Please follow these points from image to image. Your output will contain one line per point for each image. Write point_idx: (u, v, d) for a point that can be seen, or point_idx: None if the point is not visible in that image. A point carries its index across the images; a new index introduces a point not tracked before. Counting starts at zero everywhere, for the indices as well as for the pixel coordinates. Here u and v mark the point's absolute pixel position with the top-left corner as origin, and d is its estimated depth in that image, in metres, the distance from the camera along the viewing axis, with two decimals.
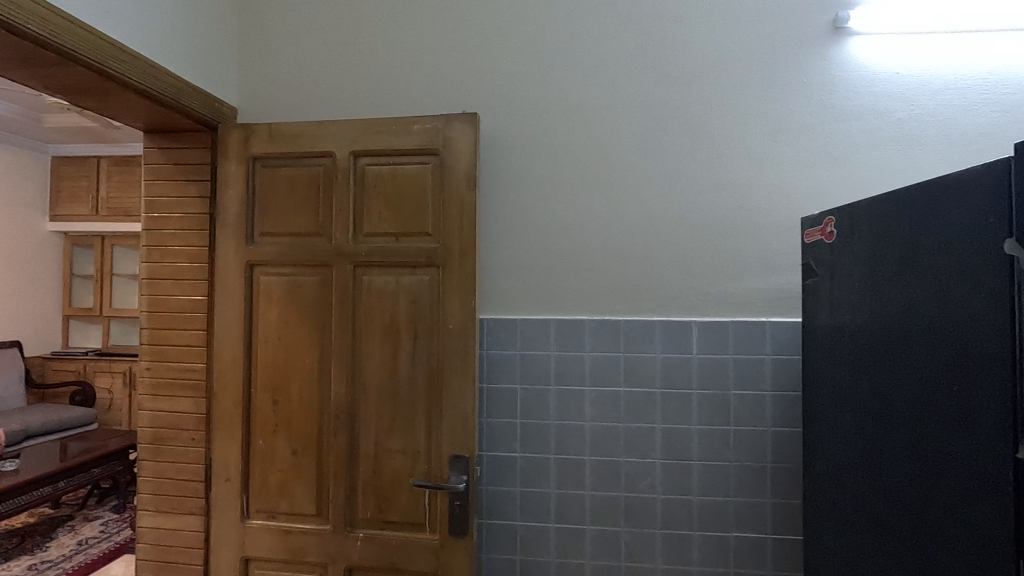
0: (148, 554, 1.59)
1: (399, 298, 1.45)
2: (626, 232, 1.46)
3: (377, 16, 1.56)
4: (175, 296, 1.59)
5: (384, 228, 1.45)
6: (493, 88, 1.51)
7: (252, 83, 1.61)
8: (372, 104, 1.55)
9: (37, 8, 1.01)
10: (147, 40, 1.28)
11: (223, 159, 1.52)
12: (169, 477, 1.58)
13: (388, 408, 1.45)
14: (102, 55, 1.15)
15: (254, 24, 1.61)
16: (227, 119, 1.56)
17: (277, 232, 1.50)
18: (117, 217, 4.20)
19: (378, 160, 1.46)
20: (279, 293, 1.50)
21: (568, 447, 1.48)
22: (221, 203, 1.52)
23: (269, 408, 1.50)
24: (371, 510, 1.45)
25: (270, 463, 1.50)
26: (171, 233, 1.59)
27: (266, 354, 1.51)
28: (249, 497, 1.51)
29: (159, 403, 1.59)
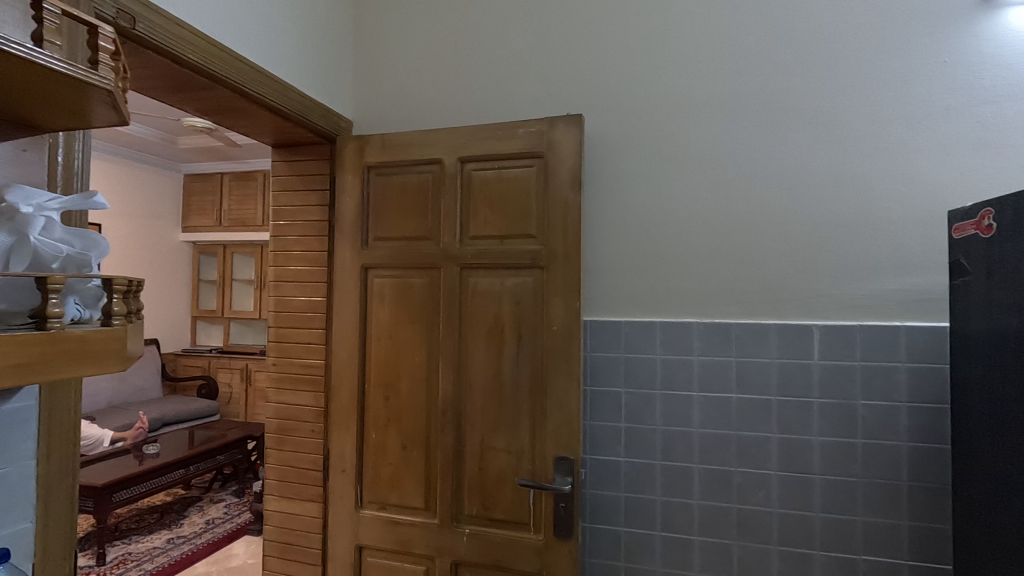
0: (273, 535, 1.73)
1: (503, 300, 1.47)
2: (737, 231, 1.40)
3: (482, 26, 1.61)
4: (298, 297, 1.72)
5: (489, 231, 1.49)
6: (596, 90, 1.51)
7: (366, 97, 1.71)
8: (477, 111, 1.60)
9: (192, 38, 1.13)
10: (279, 63, 1.41)
11: (341, 170, 1.63)
12: (292, 466, 1.71)
13: (493, 408, 1.48)
14: (244, 77, 1.28)
15: (368, 42, 1.72)
16: (343, 132, 1.67)
17: (389, 236, 1.59)
18: (237, 228, 4.62)
19: (483, 165, 1.50)
20: (390, 294, 1.58)
21: (675, 453, 1.43)
22: (339, 210, 1.63)
23: (381, 403, 1.58)
24: (476, 506, 1.48)
25: (382, 456, 1.58)
26: (295, 239, 1.73)
27: (378, 352, 1.59)
28: (363, 489, 1.60)
29: (283, 396, 1.73)
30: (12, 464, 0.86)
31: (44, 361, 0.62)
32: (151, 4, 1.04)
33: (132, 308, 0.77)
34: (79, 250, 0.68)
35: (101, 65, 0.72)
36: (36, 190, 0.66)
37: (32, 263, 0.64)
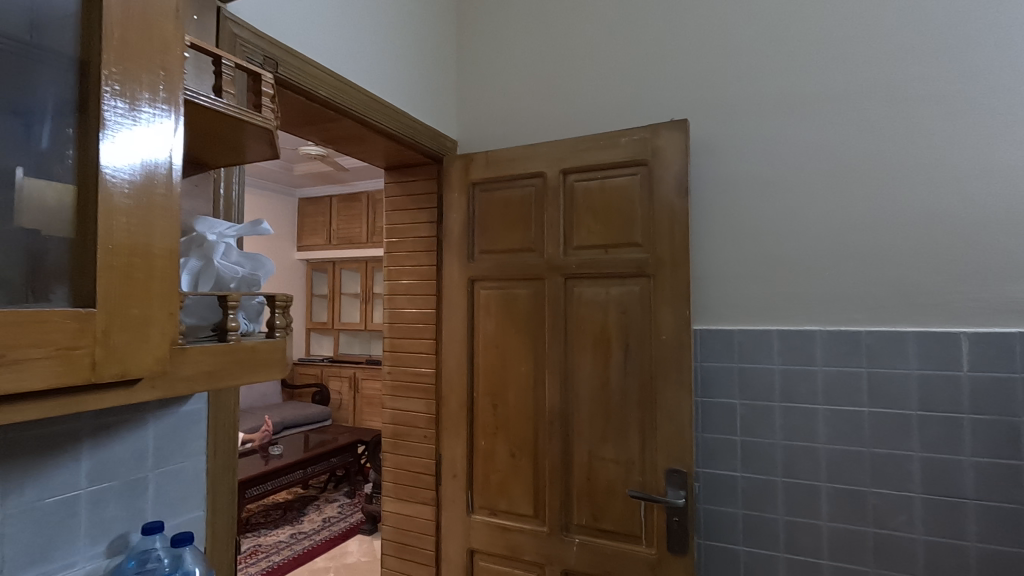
0: (390, 535, 1.83)
1: (609, 309, 1.47)
2: (863, 232, 1.31)
3: (582, 39, 1.63)
4: (410, 309, 1.83)
5: (593, 241, 1.49)
6: (702, 94, 1.48)
7: (470, 117, 1.79)
8: (577, 123, 1.63)
9: (322, 76, 1.24)
10: (393, 92, 1.51)
11: (448, 188, 1.71)
12: (406, 469, 1.80)
13: (601, 417, 1.47)
14: (364, 107, 1.38)
15: (470, 65, 1.80)
16: (449, 151, 1.76)
17: (493, 249, 1.64)
18: (344, 246, 4.97)
19: (586, 175, 1.51)
20: (496, 305, 1.63)
21: (798, 470, 1.34)
22: (446, 226, 1.71)
23: (489, 411, 1.63)
24: (586, 516, 1.48)
25: (491, 463, 1.62)
26: (406, 254, 1.84)
27: (486, 361, 1.64)
28: (473, 494, 1.65)
29: (398, 403, 1.84)
30: (189, 458, 0.99)
31: (227, 369, 0.71)
32: (291, 49, 1.16)
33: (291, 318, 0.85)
34: (250, 271, 0.77)
35: (264, 108, 0.82)
36: (218, 220, 0.75)
37: (217, 284, 0.73)
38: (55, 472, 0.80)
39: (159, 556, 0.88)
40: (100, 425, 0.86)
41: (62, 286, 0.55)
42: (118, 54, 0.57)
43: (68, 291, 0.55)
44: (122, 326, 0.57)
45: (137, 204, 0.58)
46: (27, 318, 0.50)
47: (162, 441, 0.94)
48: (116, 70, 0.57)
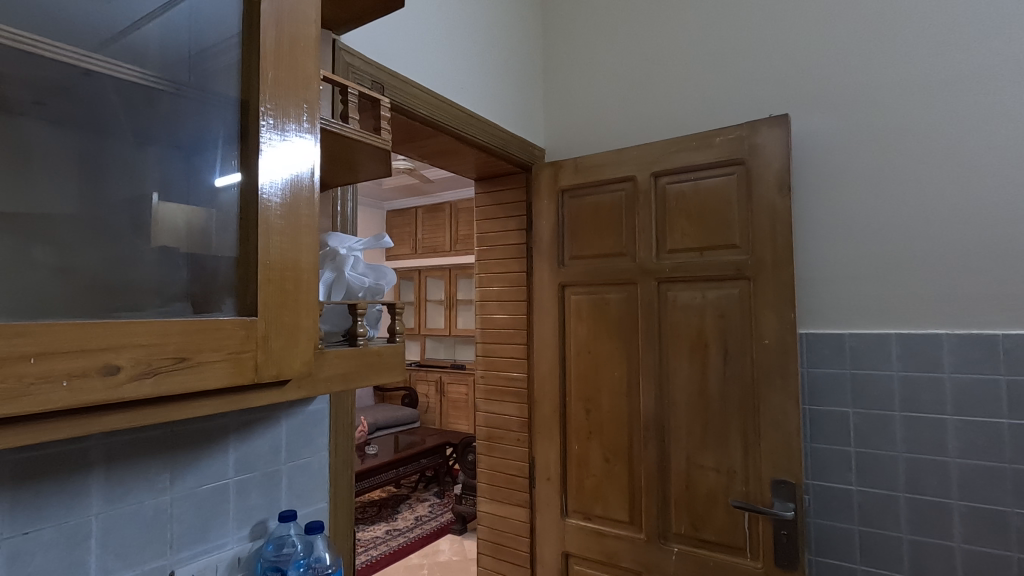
0: (487, 534, 1.89)
1: (706, 312, 1.44)
2: (997, 225, 1.19)
3: (671, 41, 1.62)
4: (501, 315, 1.89)
5: (688, 243, 1.46)
6: (803, 88, 1.43)
7: (557, 126, 1.82)
8: (668, 125, 1.61)
9: (424, 96, 1.31)
10: (485, 106, 1.57)
11: (538, 196, 1.75)
12: (501, 471, 1.86)
13: (699, 424, 1.43)
14: (459, 122, 1.44)
15: (557, 74, 1.83)
16: (538, 160, 1.80)
17: (584, 254, 1.65)
18: (429, 255, 5.17)
19: (678, 178, 1.49)
20: (587, 310, 1.63)
21: (924, 486, 1.24)
22: (536, 233, 1.75)
23: (582, 415, 1.64)
24: (685, 525, 1.44)
25: (585, 467, 1.62)
26: (496, 261, 1.90)
27: (578, 366, 1.65)
28: (568, 498, 1.66)
29: (491, 406, 1.90)
30: (315, 454, 1.08)
31: (357, 371, 0.77)
32: (396, 73, 1.24)
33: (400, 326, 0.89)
34: (374, 281, 0.83)
35: (383, 130, 0.88)
36: (346, 235, 0.83)
37: (348, 294, 0.81)
38: (209, 462, 0.91)
39: (293, 542, 0.98)
40: (244, 422, 0.96)
41: (229, 299, 0.63)
42: (272, 92, 0.65)
43: (234, 302, 0.63)
44: (277, 333, 0.64)
45: (287, 224, 0.66)
46: (205, 327, 0.57)
47: (292, 436, 1.04)
48: (270, 106, 0.64)
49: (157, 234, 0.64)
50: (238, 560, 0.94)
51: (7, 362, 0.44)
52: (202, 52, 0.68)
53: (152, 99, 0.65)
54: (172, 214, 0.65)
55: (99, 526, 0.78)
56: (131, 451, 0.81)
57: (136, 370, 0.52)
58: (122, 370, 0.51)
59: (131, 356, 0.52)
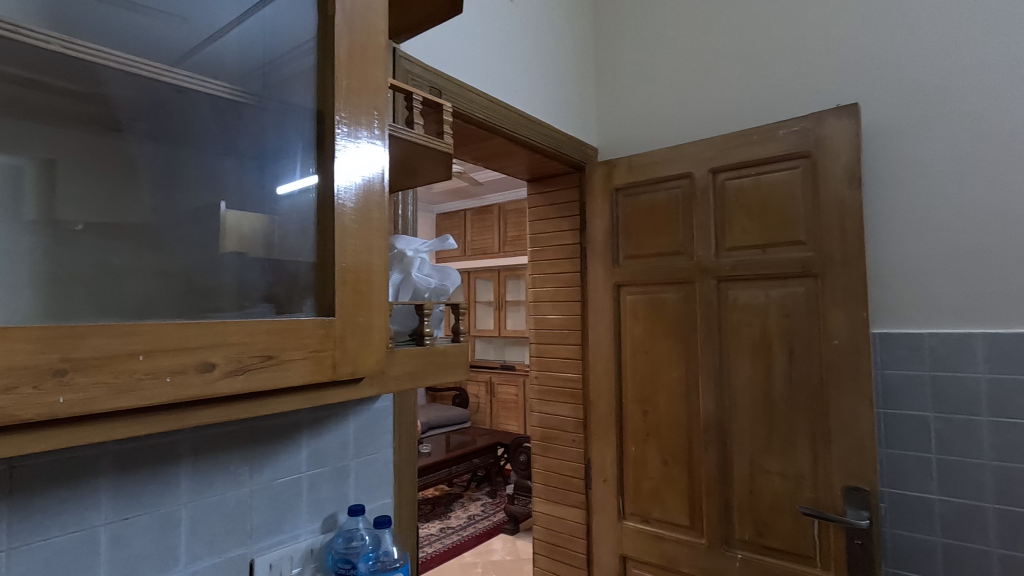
0: (542, 535, 1.90)
1: (769, 312, 1.39)
2: None
3: (729, 34, 1.58)
4: (555, 316, 1.90)
5: (749, 240, 1.42)
6: (873, 76, 1.36)
7: (610, 124, 1.81)
8: (727, 120, 1.57)
9: (479, 100, 1.33)
10: (538, 107, 1.57)
11: (591, 195, 1.74)
12: (556, 472, 1.87)
13: (764, 428, 1.38)
14: (513, 124, 1.45)
15: (610, 72, 1.82)
16: (590, 159, 1.79)
17: (639, 254, 1.63)
18: (478, 257, 5.22)
19: (738, 173, 1.45)
20: (643, 310, 1.61)
21: (1016, 497, 1.16)
22: (590, 233, 1.74)
23: (639, 417, 1.61)
24: (750, 531, 1.39)
25: (643, 469, 1.60)
26: (549, 262, 1.92)
27: (634, 367, 1.63)
28: (625, 500, 1.64)
29: (546, 406, 1.92)
30: (380, 451, 1.11)
31: (425, 370, 0.79)
32: (453, 78, 1.26)
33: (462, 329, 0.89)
34: (439, 282, 0.85)
35: (445, 135, 0.90)
36: (413, 238, 0.86)
37: (415, 296, 0.83)
38: (283, 456, 0.95)
39: (361, 535, 1.01)
40: (315, 418, 1.00)
41: (308, 299, 0.66)
42: (346, 101, 0.67)
43: (312, 302, 0.66)
44: (352, 333, 0.66)
45: (360, 227, 0.68)
46: (288, 326, 0.60)
47: (359, 433, 1.07)
48: (344, 114, 0.67)
49: (226, 241, 0.67)
50: (311, 551, 0.98)
51: (119, 358, 0.48)
52: (276, 67, 0.72)
53: (240, 111, 0.70)
54: (238, 222, 0.69)
55: (187, 514, 0.83)
56: (214, 445, 0.86)
57: (229, 367, 0.55)
58: (217, 367, 0.54)
59: (224, 353, 0.55)
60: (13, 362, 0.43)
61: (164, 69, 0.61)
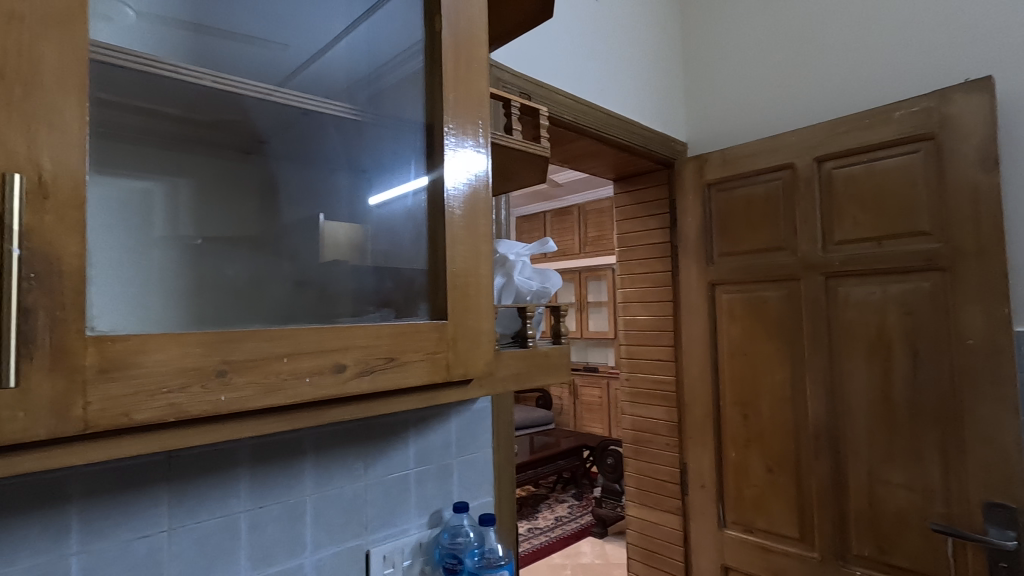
0: (636, 540, 1.86)
1: (887, 309, 1.28)
2: None
3: (831, 14, 1.48)
4: (645, 317, 1.88)
5: (861, 233, 1.32)
6: (1008, 45, 1.22)
7: (699, 118, 1.75)
8: (831, 105, 1.48)
9: (568, 102, 1.34)
10: (626, 105, 1.55)
11: (682, 192, 1.69)
12: (650, 476, 1.83)
13: (884, 435, 1.27)
14: (601, 124, 1.44)
15: (698, 63, 1.76)
16: (680, 155, 1.74)
17: (736, 251, 1.56)
18: (559, 258, 5.21)
19: (847, 161, 1.35)
20: (742, 309, 1.54)
21: None
22: (682, 231, 1.69)
23: (739, 422, 1.54)
24: (870, 547, 1.29)
25: (745, 476, 1.52)
26: (637, 262, 1.90)
27: (732, 369, 1.56)
28: (725, 508, 1.57)
29: (638, 409, 1.89)
30: (481, 450, 1.14)
31: (529, 371, 0.80)
32: (542, 83, 1.27)
33: (562, 331, 0.89)
34: (541, 284, 0.86)
35: (542, 139, 0.91)
36: (514, 241, 0.88)
37: (517, 299, 0.84)
38: (393, 453, 1.00)
39: (466, 531, 1.04)
40: (421, 418, 1.04)
41: (423, 303, 0.69)
42: (452, 112, 0.70)
43: (426, 306, 0.69)
44: (464, 336, 0.69)
45: (468, 234, 0.70)
46: (407, 329, 0.64)
47: (461, 432, 1.11)
48: (453, 125, 0.70)
49: (325, 252, 0.70)
50: (420, 545, 1.03)
51: (267, 360, 0.53)
52: (386, 84, 0.76)
53: (359, 129, 0.75)
54: (334, 233, 0.72)
55: (312, 505, 0.90)
56: (332, 441, 0.92)
57: (357, 368, 0.59)
58: (348, 368, 0.58)
59: (354, 356, 0.59)
60: (184, 364, 0.48)
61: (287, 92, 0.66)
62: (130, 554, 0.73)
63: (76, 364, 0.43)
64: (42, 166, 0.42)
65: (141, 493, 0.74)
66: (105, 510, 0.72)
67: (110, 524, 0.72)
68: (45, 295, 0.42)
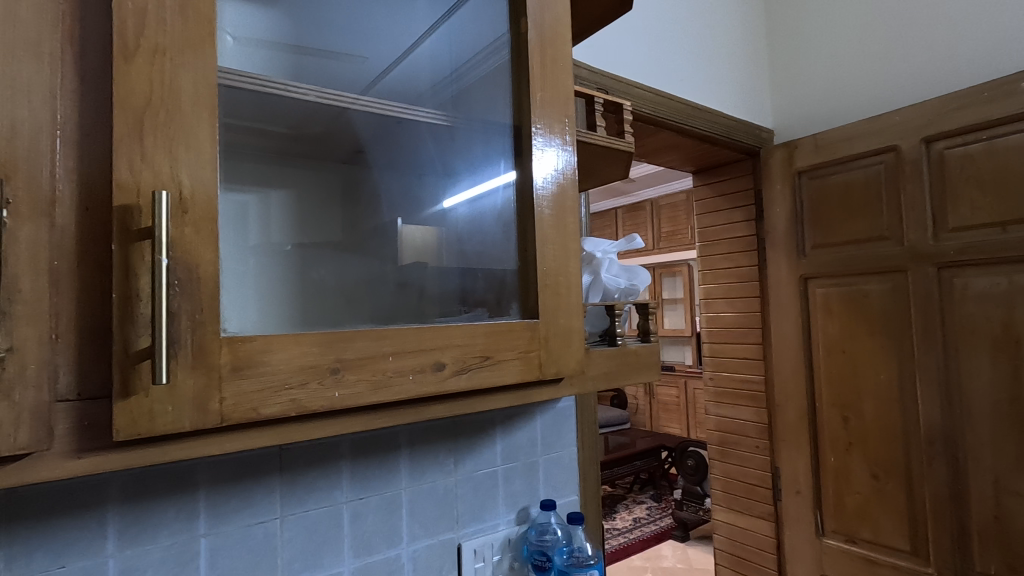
0: (724, 545, 1.80)
1: (1015, 302, 1.14)
2: None
3: None
4: (729, 313, 1.81)
5: (981, 218, 1.19)
6: None
7: (786, 103, 1.66)
8: (941, 80, 1.35)
9: (647, 95, 1.30)
10: (707, 93, 1.49)
11: (770, 181, 1.61)
12: (738, 480, 1.76)
13: (1013, 442, 1.14)
14: (682, 116, 1.40)
15: (784, 46, 1.67)
16: (766, 142, 1.66)
17: (832, 242, 1.46)
18: (632, 255, 5.10)
19: (962, 140, 1.22)
20: (839, 305, 1.44)
21: None
22: (770, 222, 1.62)
23: (839, 424, 1.44)
24: (997, 566, 1.16)
25: (846, 483, 1.42)
26: (721, 256, 1.84)
27: (830, 368, 1.46)
28: (824, 516, 1.48)
29: (723, 409, 1.83)
30: (565, 449, 1.14)
31: (619, 370, 0.79)
32: (620, 77, 1.25)
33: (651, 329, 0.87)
34: (629, 282, 0.85)
35: (626, 134, 0.90)
36: (600, 239, 0.87)
37: (605, 297, 0.84)
38: (481, 450, 1.02)
39: (554, 530, 1.05)
40: (507, 416, 1.06)
41: (515, 303, 0.70)
42: (540, 113, 0.71)
43: (518, 305, 0.69)
44: (555, 335, 0.69)
45: (557, 232, 0.71)
46: (502, 328, 0.65)
47: (546, 431, 1.11)
48: (541, 125, 0.71)
49: (403, 252, 0.72)
50: (509, 541, 1.04)
51: (375, 359, 0.55)
52: (469, 81, 0.78)
53: (452, 134, 0.77)
54: (413, 235, 0.74)
55: (407, 498, 0.93)
56: (425, 437, 0.96)
57: (456, 366, 0.61)
58: (447, 366, 0.60)
59: (452, 354, 0.61)
60: (303, 363, 0.51)
61: (388, 105, 0.71)
62: (249, 539, 0.79)
63: (213, 363, 0.47)
64: (182, 184, 0.47)
65: (257, 483, 0.80)
66: (227, 497, 0.78)
67: (232, 509, 0.78)
68: (187, 300, 0.46)
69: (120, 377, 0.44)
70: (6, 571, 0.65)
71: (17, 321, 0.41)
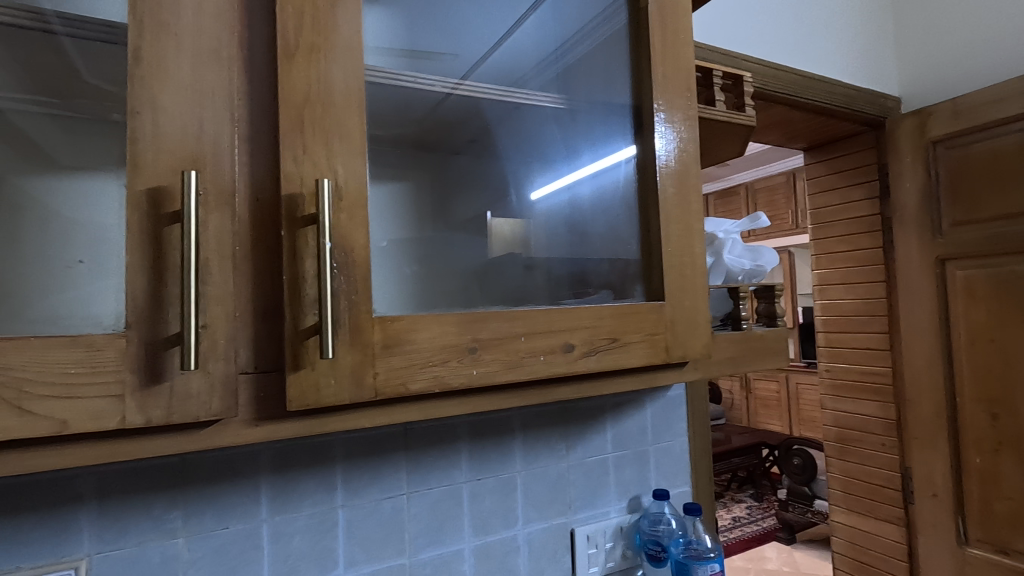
0: (844, 549, 1.71)
1: None
2: None
3: None
4: (848, 300, 1.70)
5: None
6: None
7: (916, 67, 1.50)
8: None
9: (758, 68, 1.23)
10: (824, 62, 1.38)
11: (898, 154, 1.47)
12: (860, 480, 1.64)
13: None
14: (796, 88, 1.31)
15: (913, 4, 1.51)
16: (892, 111, 1.51)
17: (976, 218, 1.30)
18: None
19: None
20: (986, 288, 1.27)
21: None
22: (897, 199, 1.49)
23: (986, 423, 1.28)
24: None
25: (996, 488, 1.26)
26: (838, 239, 1.72)
27: (974, 359, 1.30)
28: (967, 523, 1.32)
29: (842, 404, 1.72)
30: (676, 439, 1.11)
31: (746, 355, 0.76)
32: (729, 51, 1.19)
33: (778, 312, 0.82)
34: (753, 264, 0.81)
35: (747, 108, 0.85)
36: (722, 219, 0.84)
37: (728, 278, 0.81)
38: (592, 437, 1.02)
39: (667, 519, 1.02)
40: (618, 403, 1.05)
41: (639, 284, 0.69)
42: (663, 90, 0.68)
43: (642, 288, 0.68)
44: (681, 317, 0.67)
45: (682, 211, 0.68)
46: (629, 310, 0.64)
47: (656, 420, 1.09)
48: (662, 102, 0.68)
49: (492, 245, 0.72)
50: (621, 529, 1.03)
51: (508, 339, 0.57)
52: (580, 59, 0.77)
53: (573, 115, 0.78)
54: (502, 227, 0.74)
55: (521, 481, 0.95)
56: (537, 422, 0.97)
57: (585, 348, 0.61)
58: (575, 347, 0.60)
59: (581, 336, 0.61)
60: (445, 342, 0.53)
61: (510, 91, 0.72)
62: (378, 512, 0.84)
63: (367, 340, 0.50)
64: (337, 174, 0.50)
65: (385, 460, 0.85)
66: (359, 473, 0.83)
67: (365, 484, 0.83)
68: (345, 280, 0.49)
69: (293, 352, 0.48)
70: (184, 529, 0.73)
71: (209, 301, 0.45)
